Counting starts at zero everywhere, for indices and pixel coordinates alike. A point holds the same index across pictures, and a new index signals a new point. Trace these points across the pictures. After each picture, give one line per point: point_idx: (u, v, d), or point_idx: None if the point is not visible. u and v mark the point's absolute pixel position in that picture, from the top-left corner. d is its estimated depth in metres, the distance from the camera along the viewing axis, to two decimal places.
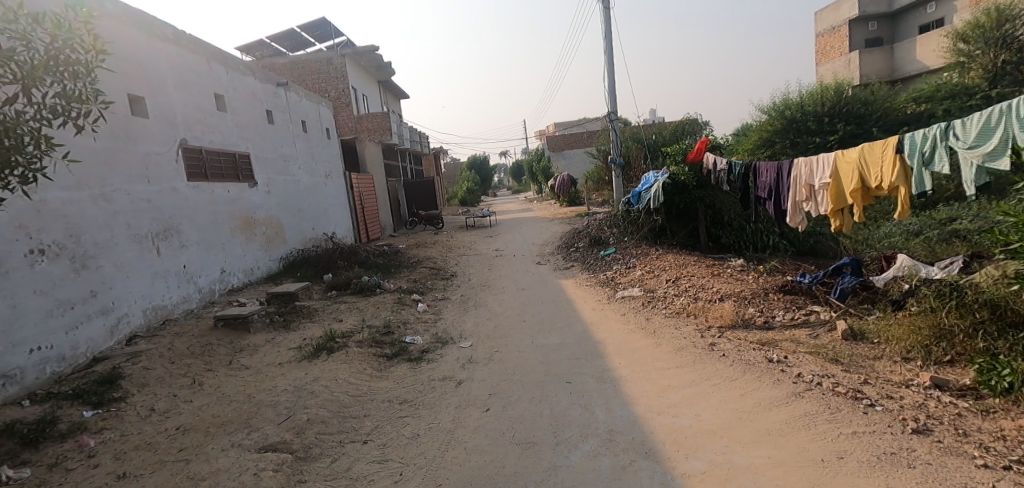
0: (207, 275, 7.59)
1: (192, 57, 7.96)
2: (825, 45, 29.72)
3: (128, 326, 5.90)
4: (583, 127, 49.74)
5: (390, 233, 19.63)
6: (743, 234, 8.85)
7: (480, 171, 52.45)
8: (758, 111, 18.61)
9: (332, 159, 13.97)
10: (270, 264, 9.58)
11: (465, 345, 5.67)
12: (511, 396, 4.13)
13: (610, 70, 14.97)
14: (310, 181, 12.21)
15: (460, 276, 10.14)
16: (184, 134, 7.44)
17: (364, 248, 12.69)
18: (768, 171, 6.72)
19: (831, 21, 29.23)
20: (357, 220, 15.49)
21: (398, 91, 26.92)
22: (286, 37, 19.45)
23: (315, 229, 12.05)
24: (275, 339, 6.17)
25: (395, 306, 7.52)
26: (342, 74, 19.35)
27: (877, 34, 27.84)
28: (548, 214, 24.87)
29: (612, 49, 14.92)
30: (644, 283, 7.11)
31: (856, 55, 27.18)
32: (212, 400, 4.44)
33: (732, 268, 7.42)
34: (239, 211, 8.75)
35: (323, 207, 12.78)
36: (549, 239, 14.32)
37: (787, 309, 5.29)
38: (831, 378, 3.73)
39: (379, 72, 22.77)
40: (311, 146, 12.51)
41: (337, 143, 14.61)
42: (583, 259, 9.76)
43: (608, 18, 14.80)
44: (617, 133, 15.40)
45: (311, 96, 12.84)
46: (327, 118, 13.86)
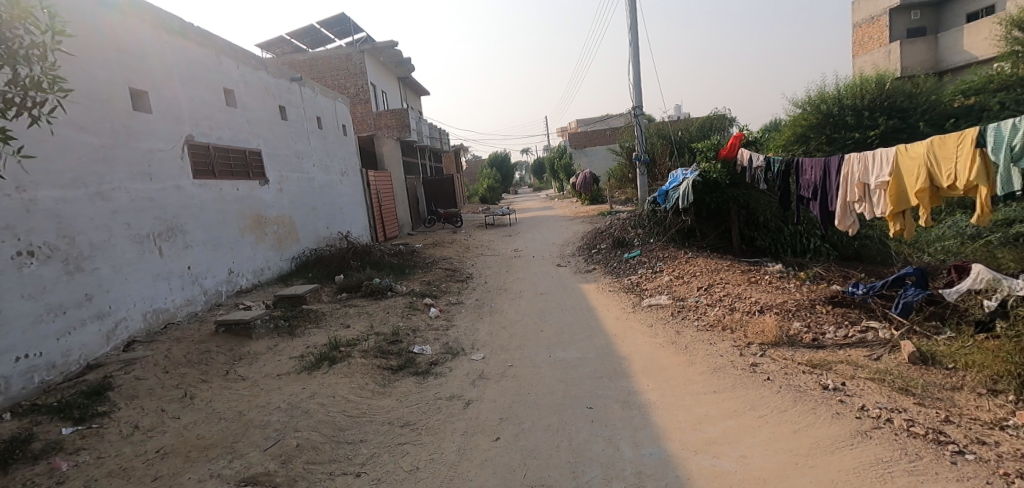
0: (213, 276, 7.33)
1: (201, 50, 7.71)
2: (863, 36, 28.31)
3: (126, 330, 5.65)
4: (605, 124, 48.88)
5: (408, 231, 19.37)
6: (780, 237, 8.17)
7: (501, 168, 52.08)
8: (792, 105, 17.63)
9: (348, 157, 13.72)
10: (281, 265, 9.32)
11: (476, 358, 5.22)
12: (524, 423, 3.66)
13: (635, 62, 14.31)
14: (325, 179, 11.94)
15: (476, 278, 9.71)
16: (191, 129, 7.19)
17: (379, 248, 12.38)
18: (814, 168, 6.08)
19: (870, 10, 27.75)
20: (373, 218, 15.22)
21: (418, 87, 26.68)
22: (305, 34, 19.33)
23: (329, 228, 11.79)
24: (277, 346, 5.83)
25: (406, 312, 7.12)
26: (361, 70, 19.14)
27: (921, 23, 26.29)
28: (570, 212, 24.28)
29: (637, 41, 14.25)
30: (673, 290, 6.53)
31: (897, 45, 25.72)
32: (200, 417, 4.10)
33: (770, 275, 6.78)
34: (249, 210, 8.49)
35: (338, 206, 12.52)
36: (570, 239, 13.78)
37: (840, 325, 4.66)
38: (903, 415, 3.14)
39: (398, 68, 22.52)
40: (326, 142, 12.26)
41: (354, 140, 14.35)
42: (606, 261, 9.21)
43: (634, 8, 14.13)
44: (642, 129, 14.73)
45: (327, 92, 12.60)
46: (343, 114, 13.61)
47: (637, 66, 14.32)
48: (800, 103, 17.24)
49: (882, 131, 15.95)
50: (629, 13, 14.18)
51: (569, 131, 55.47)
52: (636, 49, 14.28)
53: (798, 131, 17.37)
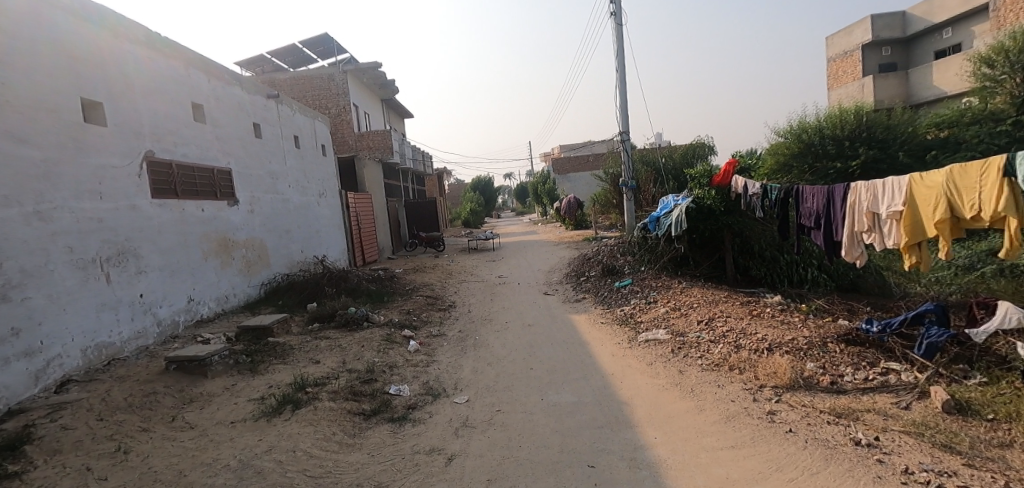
0: (170, 305, 6.66)
1: (168, 62, 7.23)
2: (838, 70, 29.33)
3: (60, 368, 4.95)
4: (589, 150, 49.39)
5: (388, 255, 18.75)
6: (776, 266, 7.89)
7: (485, 192, 51.97)
8: (774, 134, 17.79)
9: (327, 178, 13.19)
10: (249, 291, 8.65)
11: (460, 401, 4.68)
12: (517, 485, 3.14)
13: (622, 88, 14.27)
14: (300, 200, 11.37)
15: (459, 307, 9.17)
16: (152, 144, 6.64)
17: (356, 273, 11.75)
18: (816, 197, 5.82)
19: (843, 45, 28.79)
20: (352, 242, 14.61)
21: (402, 109, 26.46)
22: (287, 52, 18.96)
23: (303, 251, 11.15)
24: (235, 386, 5.19)
25: (382, 345, 6.54)
26: (344, 91, 18.79)
27: (892, 59, 27.34)
28: (555, 237, 23.99)
29: (623, 67, 14.25)
30: (670, 323, 6.12)
31: (870, 79, 26.60)
32: (133, 478, 3.47)
33: (770, 307, 6.44)
34: (215, 232, 7.87)
35: (313, 228, 11.91)
36: (556, 265, 13.38)
37: (858, 368, 4.28)
38: (956, 480, 2.73)
39: (382, 90, 22.26)
40: (303, 163, 11.75)
41: (334, 161, 13.86)
42: (596, 290, 8.79)
43: (620, 35, 14.18)
44: (629, 154, 14.60)
45: (306, 111, 12.16)
46: (323, 134, 13.16)
47: (623, 92, 14.28)
48: (782, 132, 17.45)
49: (863, 161, 16.12)
50: (616, 39, 14.21)
51: (552, 156, 55.80)
52: (623, 75, 14.27)
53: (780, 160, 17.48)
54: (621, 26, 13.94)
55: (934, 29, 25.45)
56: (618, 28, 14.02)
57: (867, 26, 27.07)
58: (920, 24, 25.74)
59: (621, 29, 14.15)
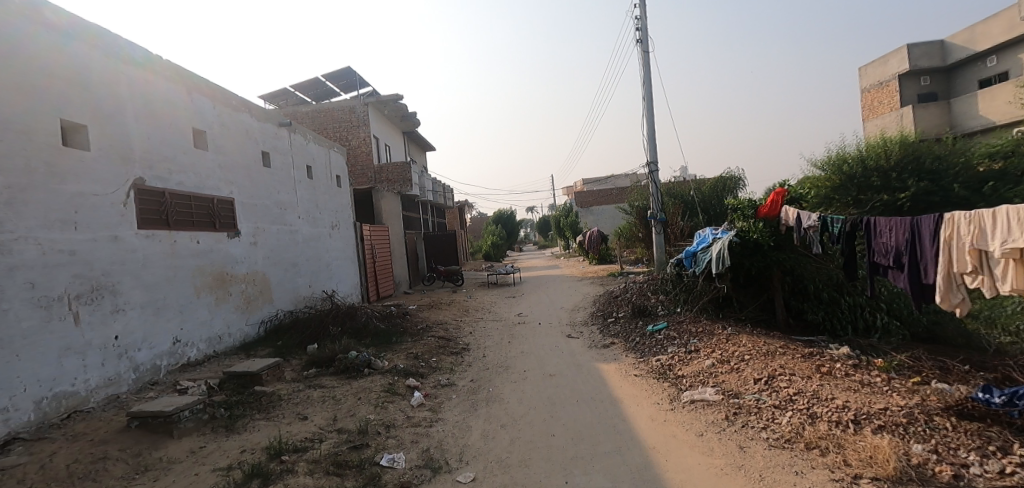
0: (151, 347, 6.01)
1: (169, 85, 6.88)
2: (873, 101, 28.30)
3: (5, 424, 4.27)
4: (612, 183, 48.83)
5: (405, 290, 18.10)
6: (837, 310, 6.83)
7: (507, 226, 51.59)
8: (812, 165, 16.76)
9: (340, 209, 12.73)
10: (246, 330, 7.99)
11: (464, 480, 3.78)
12: None
13: (649, 116, 13.64)
14: (310, 232, 10.85)
15: (473, 351, 8.30)
16: (143, 171, 6.19)
17: (366, 310, 11.03)
18: (896, 230, 4.87)
19: (878, 75, 27.85)
20: (365, 276, 14.00)
21: (424, 142, 26.45)
22: (311, 86, 19.15)
23: (311, 286, 10.53)
24: (203, 450, 4.40)
25: (382, 398, 5.69)
26: (364, 122, 18.72)
27: (932, 89, 26.25)
28: (578, 272, 23.03)
29: (650, 95, 13.66)
30: (720, 380, 5.12)
31: (909, 109, 25.49)
32: None
33: (839, 362, 5.38)
34: (210, 266, 7.30)
35: (323, 262, 11.33)
36: (580, 303, 12.43)
37: (986, 455, 3.24)
38: None
39: (404, 123, 22.25)
40: (315, 193, 11.32)
41: (349, 192, 13.44)
42: (626, 334, 7.81)
43: (647, 62, 13.67)
44: (657, 185, 13.78)
45: (320, 140, 11.83)
46: (338, 165, 12.82)
47: (651, 120, 13.63)
48: (820, 163, 16.44)
49: (913, 193, 14.80)
50: (642, 67, 13.71)
51: (575, 189, 55.37)
52: (650, 103, 13.66)
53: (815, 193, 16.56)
54: (648, 52, 13.44)
55: (976, 57, 24.37)
56: (645, 54, 13.52)
57: (903, 55, 26.16)
58: (961, 52, 24.70)
59: (648, 56, 13.65)
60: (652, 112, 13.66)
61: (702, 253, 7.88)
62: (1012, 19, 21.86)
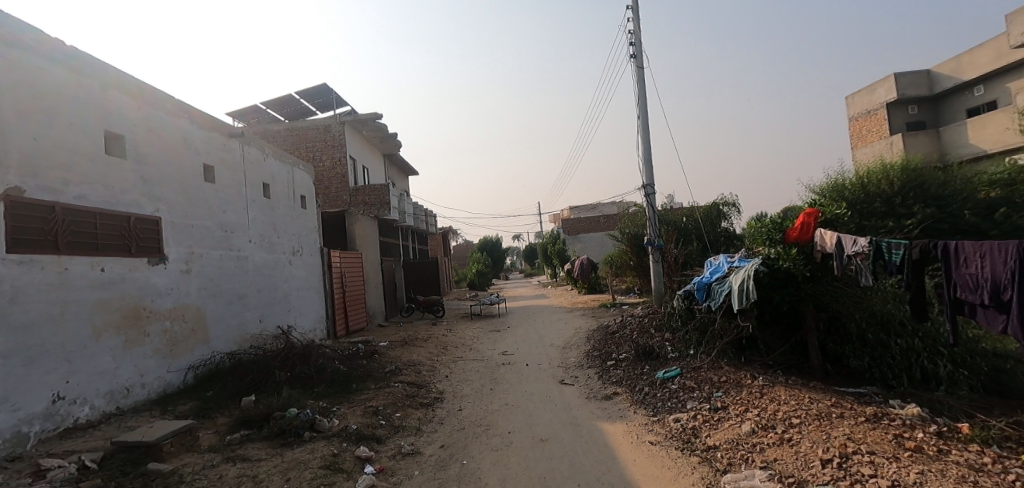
0: (15, 409, 4.54)
1: (74, 76, 5.60)
2: (862, 129, 28.26)
3: None
4: (599, 210, 48.29)
5: (379, 322, 16.63)
6: (887, 356, 5.70)
7: (492, 253, 50.43)
8: (812, 190, 16.06)
9: (304, 233, 11.38)
10: (168, 379, 6.50)
11: None
12: None
13: (644, 136, 12.73)
14: (264, 258, 9.46)
15: (446, 402, 6.90)
16: (21, 179, 4.84)
17: (326, 349, 9.56)
18: (993, 258, 3.79)
19: (866, 104, 27.88)
20: (332, 308, 12.54)
21: (406, 165, 25.41)
22: (284, 104, 18.05)
23: (261, 322, 9.06)
24: None
25: (319, 479, 4.27)
26: (340, 142, 17.59)
27: (920, 117, 26.26)
28: (568, 302, 21.84)
29: (644, 113, 12.80)
30: (770, 457, 3.83)
31: (899, 137, 25.36)
32: None
33: (917, 429, 4.16)
34: (121, 299, 5.89)
35: (279, 293, 9.90)
36: (572, 339, 11.15)
37: None
38: None
39: (384, 144, 21.20)
40: (272, 214, 9.99)
41: (315, 215, 12.14)
42: (631, 382, 6.51)
43: (641, 79, 12.87)
44: (654, 210, 12.75)
45: (281, 156, 10.61)
46: (302, 183, 11.56)
47: (646, 140, 12.72)
48: (820, 188, 15.72)
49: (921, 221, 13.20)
50: (637, 84, 12.89)
51: (562, 215, 54.65)
52: (645, 122, 12.78)
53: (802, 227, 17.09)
54: (643, 67, 12.65)
55: (963, 87, 24.44)
56: (639, 70, 12.71)
57: (890, 84, 26.22)
58: (948, 82, 24.77)
59: (642, 72, 12.83)
60: (648, 131, 12.76)
61: (718, 284, 6.80)
62: (999, 49, 21.91)
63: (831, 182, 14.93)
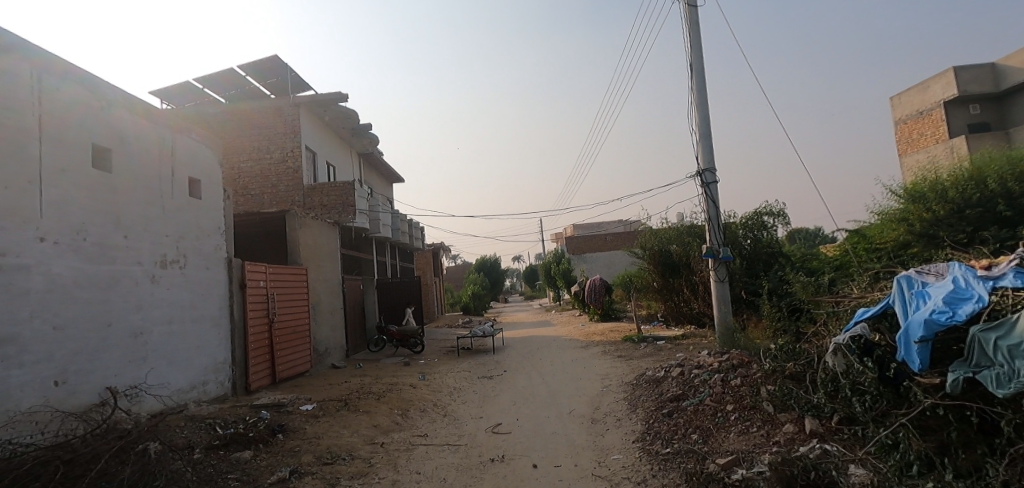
0: None
1: None
2: (911, 132, 24.83)
3: None
4: (605, 229, 44.69)
5: (334, 361, 12.64)
6: None
7: (490, 275, 46.58)
8: (893, 210, 13.49)
9: (189, 233, 7.50)
10: None
11: None
12: None
13: (699, 102, 9.00)
14: (83, 270, 5.54)
15: None
16: None
17: (178, 437, 5.49)
18: None
19: (917, 104, 24.42)
20: (242, 349, 8.52)
21: (386, 168, 21.80)
22: (226, 83, 14.48)
23: (57, 384, 5.06)
24: None
25: None
26: (293, 129, 13.97)
27: (983, 118, 22.72)
28: (579, 332, 17.86)
29: (697, 70, 9.12)
30: None
31: (961, 139, 21.78)
32: None
33: None
34: None
35: (118, 331, 5.93)
36: (601, 403, 7.16)
37: None
38: None
39: (356, 138, 17.58)
40: (116, 198, 6.16)
41: (218, 211, 8.29)
42: None
43: (694, 24, 9.23)
44: (715, 206, 8.85)
45: (146, 112, 6.90)
46: (190, 159, 7.76)
47: (702, 107, 8.97)
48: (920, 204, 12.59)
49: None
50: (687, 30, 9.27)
51: (565, 234, 50.92)
52: (700, 83, 9.07)
53: (870, 243, 14.10)
54: (696, 4, 8.99)
55: None
56: (691, 9, 9.04)
57: (947, 80, 22.77)
58: (1019, 75, 21.29)
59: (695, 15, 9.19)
60: (704, 96, 9.05)
61: (977, 327, 3.02)
62: None
63: (914, 202, 12.89)
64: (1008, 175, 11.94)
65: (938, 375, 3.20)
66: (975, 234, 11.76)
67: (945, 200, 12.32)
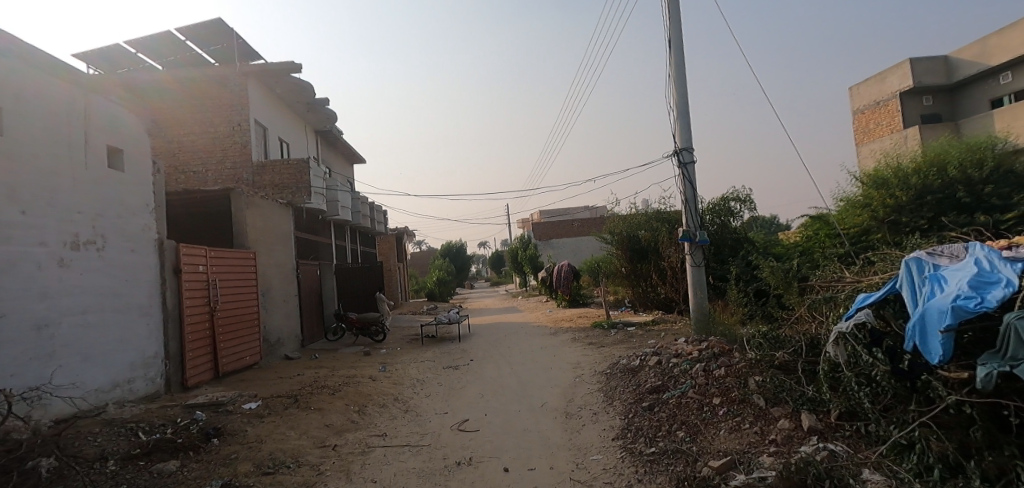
0: None
1: None
2: (868, 122, 25.58)
3: None
4: (572, 215, 44.62)
5: (288, 352, 11.79)
6: None
7: (456, 261, 45.82)
8: (860, 195, 13.60)
9: (110, 210, 6.52)
10: None
11: None
12: None
13: (678, 78, 8.59)
14: None
15: None
16: None
17: (88, 447, 4.68)
18: None
19: (874, 94, 25.12)
20: (178, 341, 7.62)
21: (346, 147, 20.62)
22: (161, 47, 13.02)
23: None
24: None
25: None
26: (239, 100, 12.78)
27: (935, 110, 23.58)
28: (547, 318, 17.54)
29: (677, 44, 8.69)
30: None
31: (915, 129, 22.54)
32: None
33: None
34: None
35: (16, 323, 5.00)
36: (575, 394, 6.75)
37: None
38: None
39: (312, 113, 16.41)
40: (11, 165, 5.17)
41: (146, 185, 7.29)
42: None
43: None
44: (692, 187, 8.52)
45: (51, 66, 5.87)
46: (110, 125, 6.73)
47: (680, 84, 8.57)
48: (884, 190, 12.77)
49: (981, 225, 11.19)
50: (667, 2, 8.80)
51: (533, 220, 50.61)
52: (679, 58, 8.65)
53: (833, 228, 14.31)
54: None
55: (986, 74, 21.81)
56: None
57: (904, 71, 23.45)
58: (969, 69, 22.13)
59: None
60: (683, 72, 8.63)
61: (1010, 314, 2.66)
62: None
63: (879, 187, 13.04)
64: (968, 162, 12.19)
65: (964, 368, 2.87)
66: (935, 220, 12.01)
67: (910, 184, 12.45)
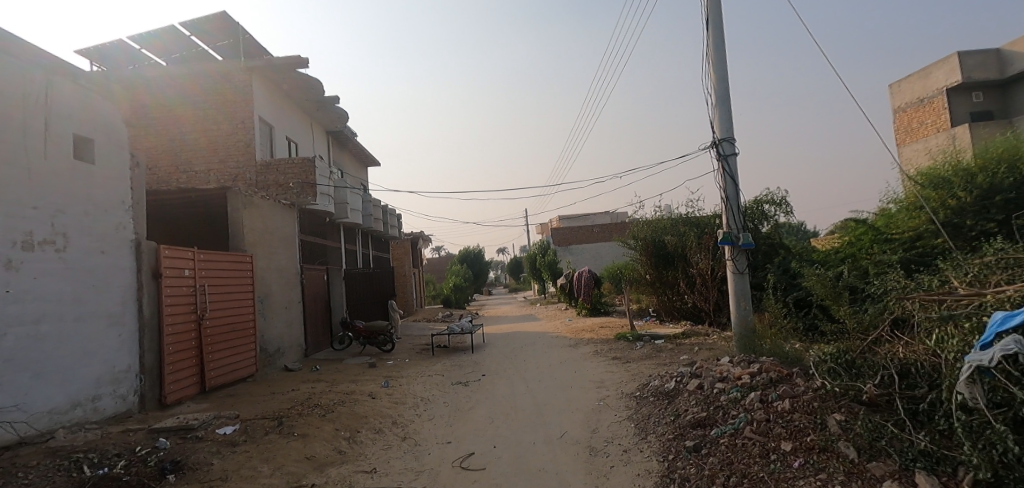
0: None
1: None
2: (910, 121, 23.94)
3: None
4: (592, 220, 43.50)
5: (289, 363, 11.07)
6: None
7: (473, 267, 45.12)
8: (915, 195, 12.22)
9: (76, 207, 5.82)
10: None
11: None
12: None
13: (717, 60, 7.57)
14: None
15: None
16: None
17: None
18: None
19: (918, 91, 23.49)
20: (157, 354, 6.89)
21: (359, 149, 20.04)
22: (165, 43, 12.52)
23: None
24: None
25: None
26: (243, 97, 12.21)
27: (986, 107, 21.85)
28: (566, 328, 16.52)
29: (715, 22, 7.67)
30: None
31: (964, 128, 20.90)
32: None
33: None
34: None
35: None
36: (600, 423, 5.75)
37: None
38: None
39: (321, 113, 15.81)
40: None
41: (122, 181, 6.62)
42: None
43: None
44: (733, 183, 7.46)
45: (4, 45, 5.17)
46: (78, 112, 6.06)
47: (719, 68, 7.55)
48: (946, 191, 11.42)
49: None
50: None
51: (552, 225, 49.62)
52: (719, 38, 7.63)
53: (880, 233, 12.98)
54: None
55: None
56: None
57: (951, 66, 21.83)
58: None
59: None
60: (723, 53, 7.61)
61: None
62: None
63: (939, 187, 11.69)
64: None
65: None
66: (1005, 223, 10.62)
67: (976, 184, 11.10)
